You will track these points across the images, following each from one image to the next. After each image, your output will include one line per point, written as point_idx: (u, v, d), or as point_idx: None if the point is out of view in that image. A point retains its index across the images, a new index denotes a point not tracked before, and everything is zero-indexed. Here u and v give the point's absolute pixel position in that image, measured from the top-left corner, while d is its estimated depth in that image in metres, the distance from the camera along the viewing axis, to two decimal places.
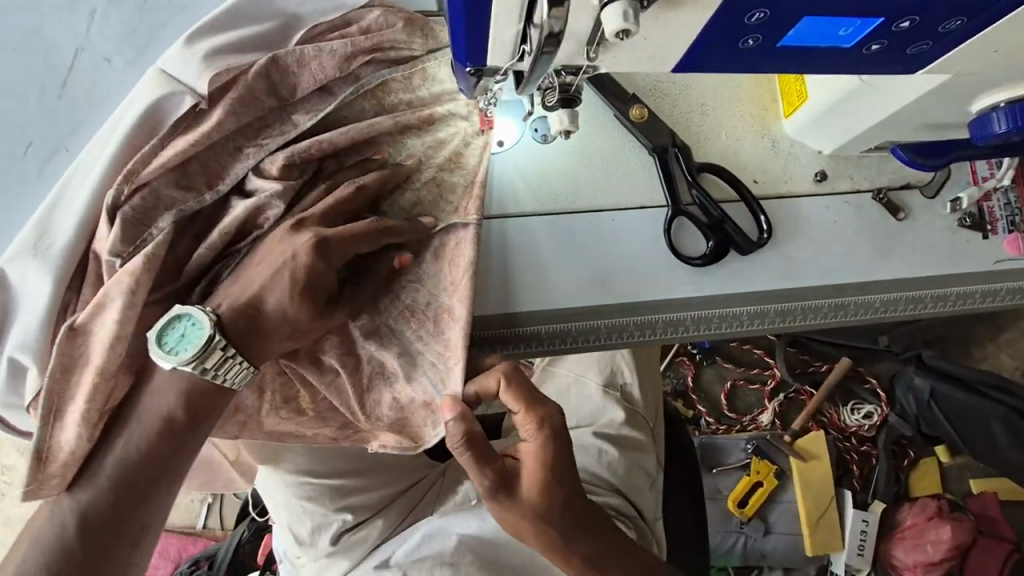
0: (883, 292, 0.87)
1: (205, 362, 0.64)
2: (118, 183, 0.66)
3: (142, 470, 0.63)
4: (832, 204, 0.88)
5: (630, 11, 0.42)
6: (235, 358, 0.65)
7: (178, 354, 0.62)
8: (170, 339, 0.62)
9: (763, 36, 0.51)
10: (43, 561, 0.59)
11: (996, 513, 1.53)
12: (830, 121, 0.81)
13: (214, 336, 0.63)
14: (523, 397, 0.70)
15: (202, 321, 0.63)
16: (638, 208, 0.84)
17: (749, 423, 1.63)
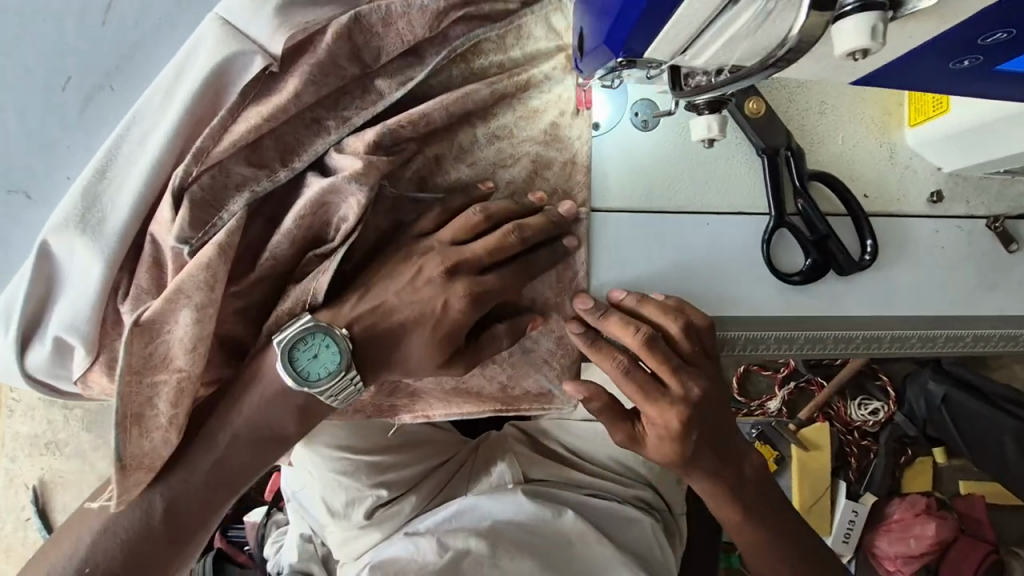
0: (980, 327, 0.81)
1: (335, 390, 0.61)
2: (185, 162, 0.58)
3: (235, 464, 0.63)
4: (943, 227, 0.80)
5: (879, 27, 0.33)
6: (354, 384, 0.62)
7: (307, 376, 0.59)
8: (302, 357, 0.59)
9: (984, 58, 0.42)
10: (123, 539, 0.58)
11: (982, 514, 1.50)
12: (965, 138, 0.72)
13: (347, 365, 0.60)
14: (660, 368, 0.65)
15: (339, 346, 0.60)
16: (736, 213, 0.77)
17: (756, 407, 1.60)
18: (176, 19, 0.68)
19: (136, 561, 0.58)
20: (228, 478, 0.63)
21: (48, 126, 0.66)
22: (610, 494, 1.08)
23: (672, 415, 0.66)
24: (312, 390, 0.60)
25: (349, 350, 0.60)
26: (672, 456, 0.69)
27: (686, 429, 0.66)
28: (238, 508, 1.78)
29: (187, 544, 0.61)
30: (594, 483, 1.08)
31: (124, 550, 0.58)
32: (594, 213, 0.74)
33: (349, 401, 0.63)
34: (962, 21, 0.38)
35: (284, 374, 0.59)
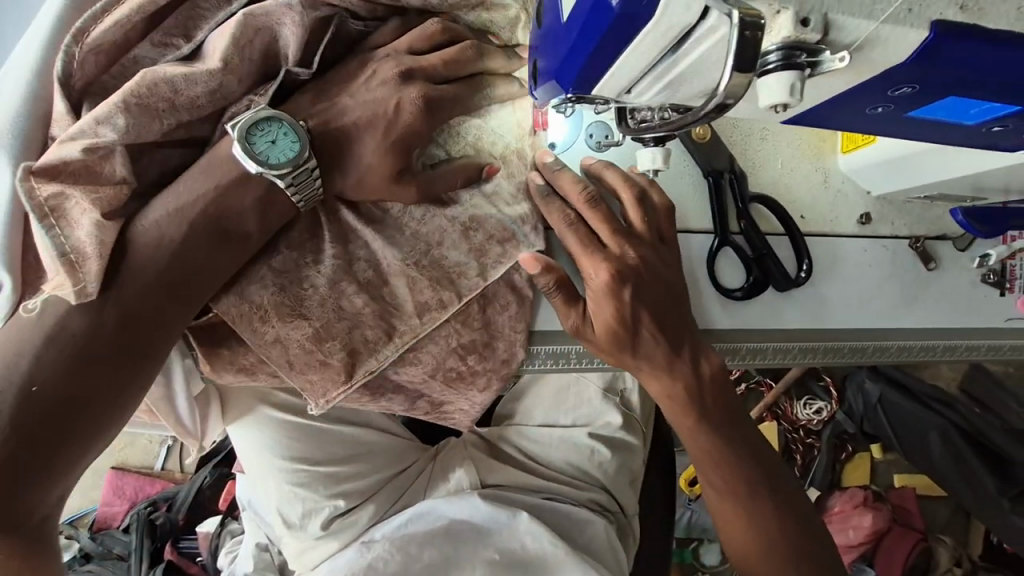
0: (904, 339, 0.88)
1: (296, 181, 0.56)
2: (66, 45, 0.54)
3: (185, 268, 0.56)
4: (871, 247, 0.87)
5: (797, 85, 0.37)
6: (316, 176, 0.57)
7: (267, 160, 0.55)
8: (259, 142, 0.54)
9: (895, 106, 0.47)
10: (65, 346, 0.51)
11: (913, 505, 1.64)
12: (892, 167, 0.78)
13: (307, 153, 0.55)
14: (602, 219, 0.68)
15: (297, 135, 0.55)
16: (683, 231, 0.81)
17: None
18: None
19: (86, 373, 0.51)
20: (187, 277, 0.56)
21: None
22: (564, 497, 1.11)
23: (602, 269, 0.66)
24: (273, 179, 0.56)
25: (307, 139, 0.56)
26: (607, 319, 0.67)
27: (616, 284, 0.66)
28: (190, 518, 1.73)
29: (146, 357, 0.55)
30: (551, 487, 1.11)
31: (72, 354, 0.51)
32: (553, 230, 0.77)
33: (308, 199, 0.59)
34: (873, 77, 0.42)
35: (240, 154, 0.54)
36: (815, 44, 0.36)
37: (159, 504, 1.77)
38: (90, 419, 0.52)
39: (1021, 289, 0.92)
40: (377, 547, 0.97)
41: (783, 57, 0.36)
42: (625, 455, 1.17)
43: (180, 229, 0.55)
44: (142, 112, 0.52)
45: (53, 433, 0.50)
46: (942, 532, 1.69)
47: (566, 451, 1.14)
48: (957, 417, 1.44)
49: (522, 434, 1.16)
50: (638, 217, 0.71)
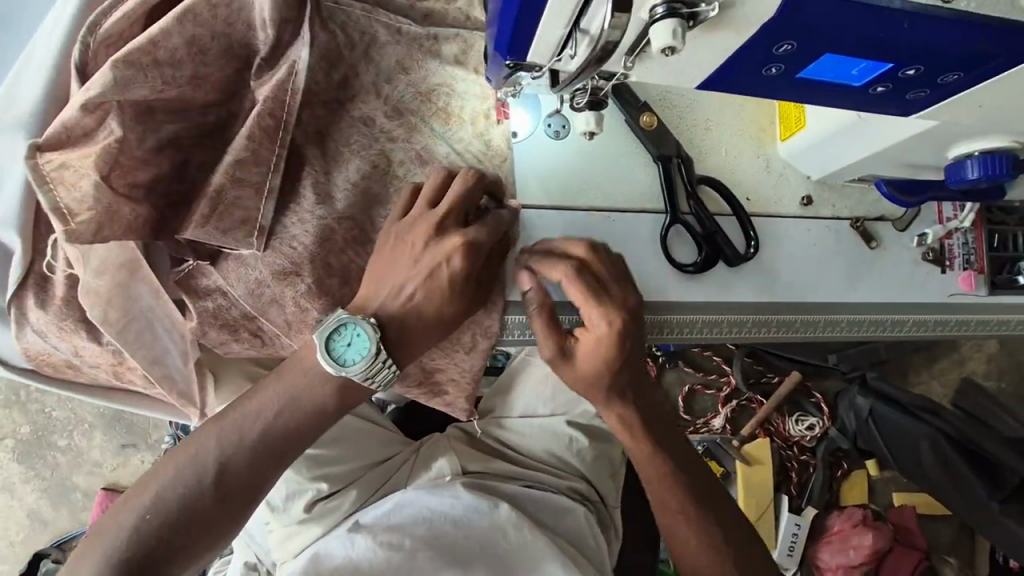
0: (852, 313, 0.95)
1: (370, 374, 0.67)
2: (81, 36, 0.63)
3: (295, 428, 0.69)
4: (814, 227, 0.94)
5: (680, 31, 0.45)
6: (387, 364, 0.67)
7: (348, 364, 0.66)
8: (339, 348, 0.67)
9: (785, 66, 0.55)
10: (244, 457, 0.67)
11: (912, 522, 1.62)
12: (823, 149, 0.86)
13: (378, 346, 0.66)
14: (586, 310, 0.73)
15: (369, 335, 0.66)
16: (638, 211, 0.89)
17: (701, 425, 1.68)
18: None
19: (253, 477, 0.67)
20: (303, 432, 0.69)
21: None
22: (543, 485, 1.13)
23: (596, 359, 0.74)
24: (349, 375, 0.67)
25: (377, 338, 0.66)
26: (597, 363, 0.74)
27: (617, 340, 0.73)
28: None
29: (233, 506, 0.67)
30: (532, 475, 1.14)
31: (252, 463, 0.67)
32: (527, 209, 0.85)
33: (386, 385, 0.69)
34: (751, 36, 0.50)
35: (325, 362, 0.66)
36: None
37: None
38: (184, 527, 0.65)
39: (962, 266, 0.99)
40: (361, 543, 0.96)
41: (669, 9, 0.44)
42: (601, 444, 1.20)
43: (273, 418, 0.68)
44: (132, 79, 0.60)
45: (191, 531, 0.66)
46: (949, 554, 1.68)
47: (546, 441, 1.17)
48: (946, 426, 1.43)
49: (502, 427, 1.20)
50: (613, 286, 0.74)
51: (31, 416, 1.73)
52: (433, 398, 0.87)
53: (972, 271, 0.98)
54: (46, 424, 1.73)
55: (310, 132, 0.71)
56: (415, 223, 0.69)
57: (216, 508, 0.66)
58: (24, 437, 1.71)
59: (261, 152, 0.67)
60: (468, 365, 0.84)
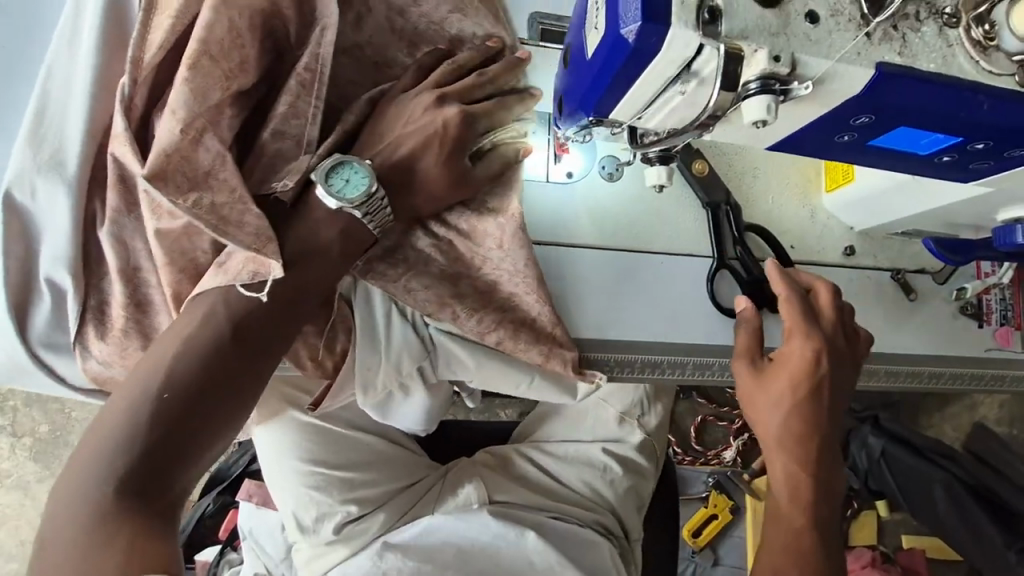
0: (890, 363, 0.95)
1: (370, 210, 0.64)
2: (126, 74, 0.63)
3: (295, 283, 0.63)
4: (856, 276, 0.96)
5: (772, 106, 0.47)
6: (383, 197, 0.63)
7: (345, 196, 0.62)
8: (336, 181, 0.62)
9: (857, 135, 0.57)
10: (252, 314, 0.62)
11: (923, 568, 1.58)
12: (869, 203, 0.88)
13: (375, 181, 0.62)
14: (795, 317, 0.76)
15: (364, 169, 0.62)
16: (686, 254, 0.90)
17: (713, 457, 1.67)
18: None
19: (268, 333, 0.63)
20: (304, 291, 0.64)
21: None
22: (569, 517, 1.13)
23: (789, 380, 0.73)
24: (347, 208, 0.62)
25: (373, 172, 0.63)
26: (783, 388, 0.74)
27: (811, 362, 0.73)
28: (190, 546, 1.75)
29: (251, 374, 0.62)
30: (556, 506, 1.13)
31: (263, 315, 0.62)
32: (587, 248, 0.87)
33: (383, 226, 0.66)
34: (835, 106, 0.52)
35: (321, 195, 0.61)
36: (785, 76, 0.47)
37: None
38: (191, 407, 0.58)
39: (999, 321, 0.99)
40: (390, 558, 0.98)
41: (762, 85, 0.47)
42: (634, 478, 1.19)
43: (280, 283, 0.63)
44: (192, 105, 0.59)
45: (207, 403, 0.59)
46: None
47: (574, 469, 1.18)
48: (964, 474, 1.41)
49: (537, 454, 1.21)
50: (829, 312, 0.77)
51: None
52: (524, 341, 0.78)
53: (1009, 327, 0.99)
54: None
55: (348, 83, 0.69)
56: (419, 92, 0.65)
57: (232, 371, 0.60)
58: None
59: (300, 105, 0.63)
60: (507, 261, 0.74)
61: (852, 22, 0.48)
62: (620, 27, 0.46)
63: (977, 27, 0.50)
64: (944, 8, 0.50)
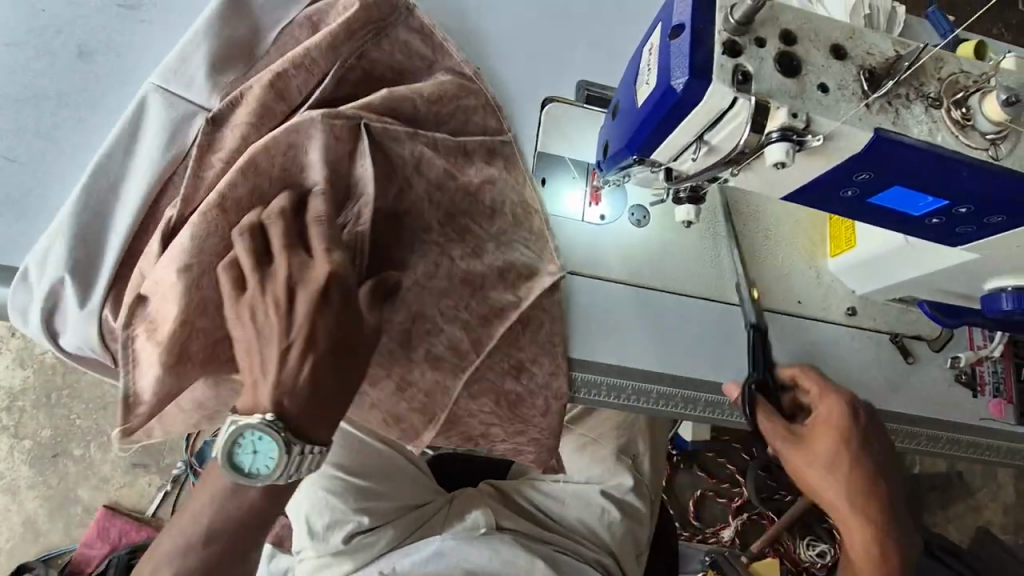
0: (888, 421, 1.00)
1: (290, 469, 0.60)
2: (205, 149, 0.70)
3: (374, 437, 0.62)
4: (857, 335, 1.03)
5: (790, 152, 0.58)
6: (311, 453, 0.60)
7: (258, 472, 0.60)
8: (244, 462, 0.59)
9: (858, 190, 0.68)
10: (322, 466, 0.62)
11: None
12: (871, 267, 0.97)
13: (286, 447, 0.58)
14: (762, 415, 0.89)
15: (269, 438, 0.58)
16: (704, 298, 0.99)
17: (711, 535, 1.63)
18: (191, 79, 0.78)
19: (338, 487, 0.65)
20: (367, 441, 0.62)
21: (93, 127, 0.87)
22: (572, 552, 1.14)
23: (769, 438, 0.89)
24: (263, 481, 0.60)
25: (280, 439, 0.58)
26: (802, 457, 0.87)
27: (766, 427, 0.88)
28: None
29: None
30: (561, 541, 1.14)
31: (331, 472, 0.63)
32: (614, 282, 0.96)
33: (315, 461, 0.62)
34: (839, 162, 0.63)
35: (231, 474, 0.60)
36: (801, 130, 0.58)
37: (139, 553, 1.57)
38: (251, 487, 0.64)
39: (992, 393, 1.06)
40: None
41: (782, 135, 0.58)
42: (631, 523, 1.21)
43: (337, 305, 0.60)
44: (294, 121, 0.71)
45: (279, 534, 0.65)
46: None
47: (577, 506, 1.19)
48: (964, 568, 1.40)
49: (537, 489, 1.22)
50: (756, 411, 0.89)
51: (54, 419, 1.75)
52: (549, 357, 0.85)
53: (1001, 399, 1.05)
54: (67, 430, 1.75)
55: None
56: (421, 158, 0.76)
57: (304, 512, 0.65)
58: (42, 441, 1.73)
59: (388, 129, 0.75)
60: None
61: (855, 95, 0.60)
62: (671, 79, 0.58)
63: (955, 110, 0.62)
64: (930, 93, 0.62)
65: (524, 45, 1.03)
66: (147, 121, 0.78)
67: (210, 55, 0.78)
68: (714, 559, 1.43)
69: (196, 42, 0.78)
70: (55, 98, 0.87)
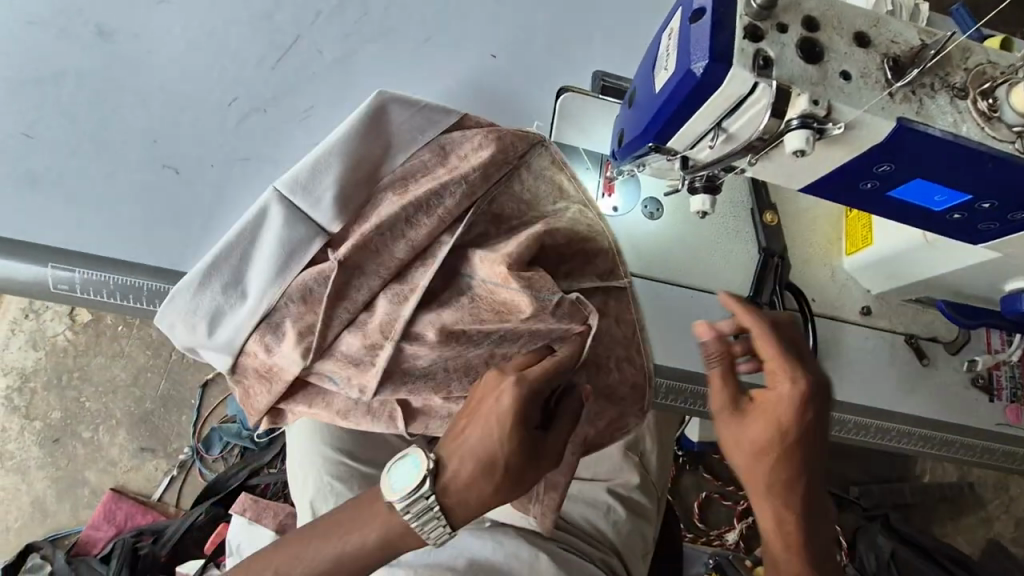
0: (900, 423, 1.00)
1: (422, 520, 0.64)
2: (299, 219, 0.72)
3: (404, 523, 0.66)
4: (872, 336, 1.02)
5: (810, 139, 0.57)
6: (436, 513, 0.64)
7: (397, 491, 0.64)
8: (394, 476, 0.65)
9: (879, 182, 0.66)
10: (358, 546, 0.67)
11: None
12: (888, 266, 0.95)
13: (425, 482, 0.63)
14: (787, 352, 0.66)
15: (421, 463, 0.64)
16: (717, 292, 0.98)
17: (715, 538, 1.60)
18: (318, 196, 0.72)
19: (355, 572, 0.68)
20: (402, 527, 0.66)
21: (109, 107, 0.88)
22: (578, 549, 1.10)
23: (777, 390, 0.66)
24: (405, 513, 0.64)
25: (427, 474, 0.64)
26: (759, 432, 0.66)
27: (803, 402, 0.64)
28: None
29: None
30: (568, 538, 1.11)
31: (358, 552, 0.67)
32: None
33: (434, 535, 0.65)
34: (861, 152, 0.62)
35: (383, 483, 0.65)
36: (822, 117, 0.57)
37: (144, 536, 1.57)
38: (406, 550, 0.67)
39: (1009, 398, 1.04)
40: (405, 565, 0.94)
41: (802, 122, 0.57)
42: (636, 518, 1.21)
43: (532, 421, 0.63)
44: None
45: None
46: None
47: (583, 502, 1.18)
48: None
49: None
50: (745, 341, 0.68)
51: (64, 401, 1.77)
52: None
53: (1018, 404, 1.03)
54: (77, 412, 1.76)
55: None
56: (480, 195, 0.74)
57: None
58: (53, 423, 1.75)
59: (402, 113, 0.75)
60: None
61: (878, 84, 0.58)
62: (691, 63, 0.57)
63: (982, 101, 0.60)
64: (956, 83, 0.60)
65: (541, 35, 1.02)
66: (266, 231, 0.73)
67: (341, 170, 0.72)
68: (717, 561, 1.39)
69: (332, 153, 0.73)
70: (73, 77, 0.88)
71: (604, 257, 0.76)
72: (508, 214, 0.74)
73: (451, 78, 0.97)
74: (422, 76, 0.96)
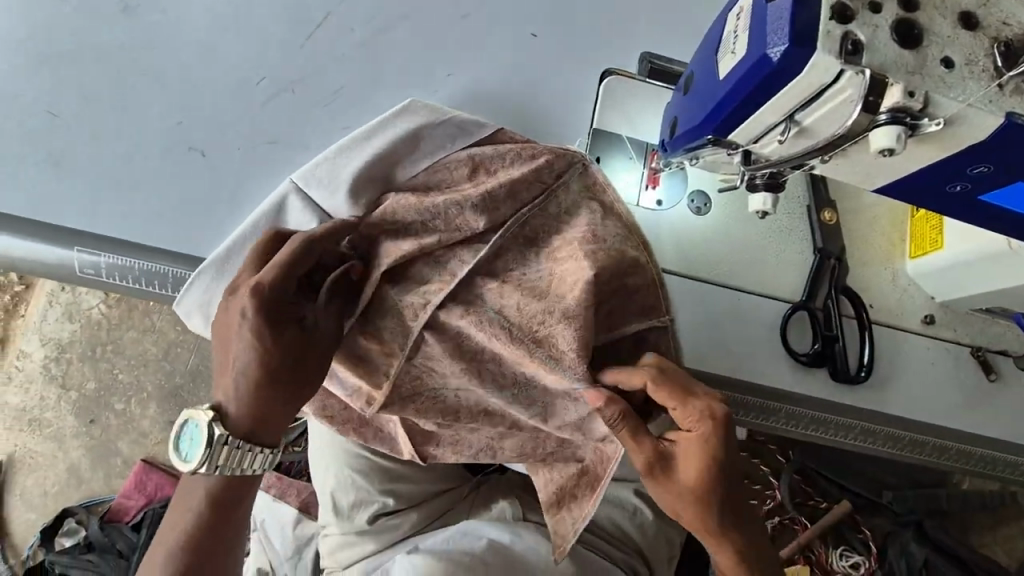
0: (958, 440, 0.92)
1: (218, 460, 0.63)
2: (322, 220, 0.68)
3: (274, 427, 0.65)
4: (934, 347, 0.94)
5: (901, 137, 0.50)
6: (247, 450, 0.64)
7: (190, 458, 0.63)
8: (183, 445, 0.64)
9: (971, 185, 0.59)
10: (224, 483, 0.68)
11: None
12: (959, 272, 0.87)
13: (212, 429, 0.63)
14: (676, 393, 0.64)
15: (199, 419, 0.63)
16: (767, 294, 0.91)
17: None
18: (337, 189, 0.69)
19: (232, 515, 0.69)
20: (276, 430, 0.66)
21: (134, 81, 0.85)
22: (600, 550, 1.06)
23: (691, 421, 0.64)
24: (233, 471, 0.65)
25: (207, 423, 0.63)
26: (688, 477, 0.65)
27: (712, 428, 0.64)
28: None
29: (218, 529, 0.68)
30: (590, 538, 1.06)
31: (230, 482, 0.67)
32: (666, 274, 0.90)
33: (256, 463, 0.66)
34: (956, 150, 0.54)
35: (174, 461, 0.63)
36: (917, 111, 0.50)
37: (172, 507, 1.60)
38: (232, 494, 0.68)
39: None
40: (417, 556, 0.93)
41: (892, 117, 0.50)
42: (663, 522, 1.16)
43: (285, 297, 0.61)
44: None
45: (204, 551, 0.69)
46: None
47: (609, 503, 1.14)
48: None
49: None
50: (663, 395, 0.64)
51: (98, 372, 1.81)
52: None
53: None
54: (109, 384, 1.80)
55: None
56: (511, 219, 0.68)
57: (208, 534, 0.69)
58: (87, 393, 1.79)
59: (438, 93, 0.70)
60: None
61: (985, 73, 0.51)
62: (766, 47, 0.50)
63: None
64: None
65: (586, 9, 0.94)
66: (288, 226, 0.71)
67: (359, 167, 0.68)
68: None
69: (353, 150, 0.70)
70: (98, 51, 0.85)
71: (644, 291, 0.70)
72: (541, 236, 0.69)
73: (488, 56, 0.91)
74: (455, 55, 0.90)
